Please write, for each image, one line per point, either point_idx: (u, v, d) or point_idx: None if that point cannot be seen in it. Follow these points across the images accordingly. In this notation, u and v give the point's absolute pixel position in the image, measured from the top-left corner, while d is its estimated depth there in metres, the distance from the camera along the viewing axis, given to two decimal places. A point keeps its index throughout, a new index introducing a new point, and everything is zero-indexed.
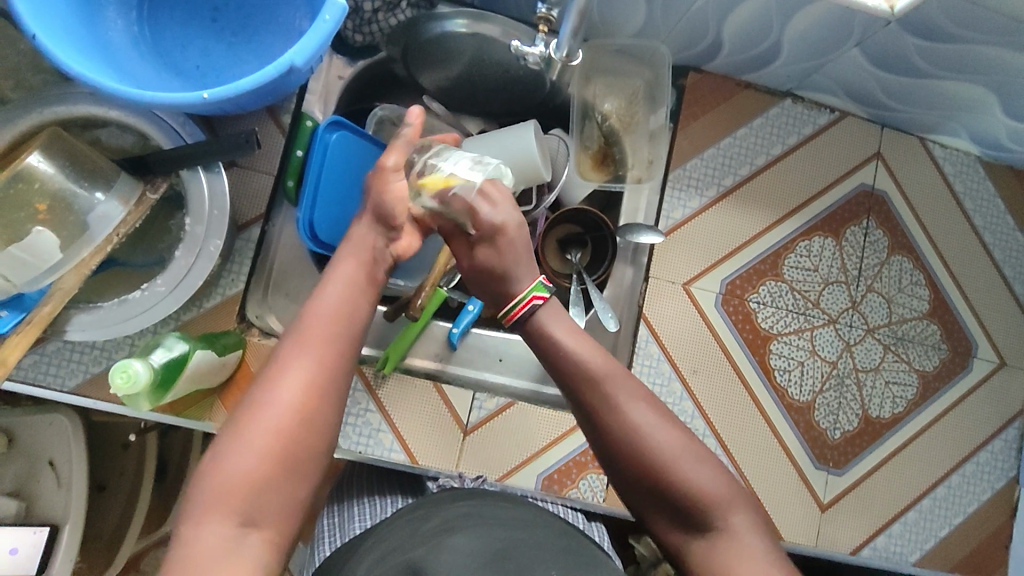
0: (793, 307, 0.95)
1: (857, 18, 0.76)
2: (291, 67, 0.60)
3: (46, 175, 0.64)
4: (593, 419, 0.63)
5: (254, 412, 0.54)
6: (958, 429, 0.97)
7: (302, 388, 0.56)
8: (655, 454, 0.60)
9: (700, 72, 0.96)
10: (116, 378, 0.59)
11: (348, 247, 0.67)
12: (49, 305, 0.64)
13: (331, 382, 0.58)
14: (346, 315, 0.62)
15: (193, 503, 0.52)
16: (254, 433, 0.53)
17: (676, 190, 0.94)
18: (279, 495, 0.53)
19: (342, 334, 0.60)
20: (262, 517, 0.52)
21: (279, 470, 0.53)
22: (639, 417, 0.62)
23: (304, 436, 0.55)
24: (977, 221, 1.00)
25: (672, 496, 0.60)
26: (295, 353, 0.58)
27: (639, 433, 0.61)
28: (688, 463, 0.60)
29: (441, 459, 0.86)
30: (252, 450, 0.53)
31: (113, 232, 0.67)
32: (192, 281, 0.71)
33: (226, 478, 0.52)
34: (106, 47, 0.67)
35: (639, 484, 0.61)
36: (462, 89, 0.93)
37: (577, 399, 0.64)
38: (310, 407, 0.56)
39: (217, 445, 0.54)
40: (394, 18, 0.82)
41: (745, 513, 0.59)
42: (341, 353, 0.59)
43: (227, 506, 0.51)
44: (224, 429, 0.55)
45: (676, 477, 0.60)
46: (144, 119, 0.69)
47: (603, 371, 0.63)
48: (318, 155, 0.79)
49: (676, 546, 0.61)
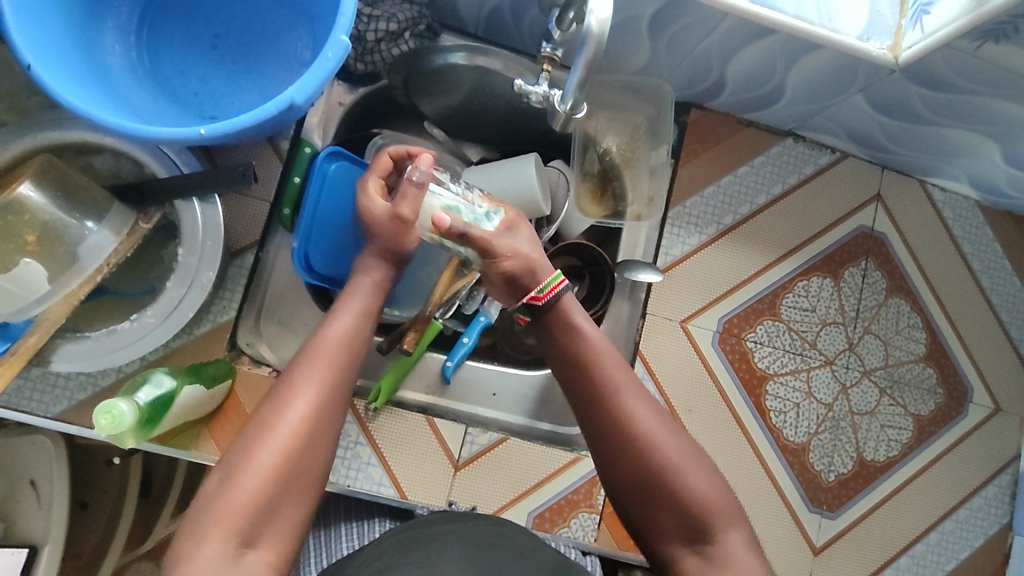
0: (791, 347, 0.94)
1: (861, 64, 0.76)
2: (291, 104, 0.59)
3: (35, 206, 0.62)
4: (602, 417, 0.65)
5: (264, 427, 0.56)
6: (952, 474, 0.97)
7: (310, 410, 0.57)
8: (660, 457, 0.62)
9: (702, 109, 0.95)
10: (100, 419, 0.57)
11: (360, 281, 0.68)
12: (36, 336, 0.62)
13: (336, 405, 0.59)
14: (351, 344, 0.62)
15: (196, 522, 0.52)
16: (261, 450, 0.54)
17: (676, 227, 0.93)
18: (281, 518, 0.54)
19: (349, 359, 0.62)
20: (259, 540, 0.52)
21: (282, 487, 0.54)
22: (648, 419, 0.63)
23: (312, 455, 0.56)
24: (975, 265, 1.00)
25: (671, 502, 0.61)
26: (307, 374, 0.59)
27: (648, 433, 0.63)
28: (691, 471, 0.61)
29: (432, 493, 0.84)
30: (258, 469, 0.53)
31: (103, 263, 0.66)
32: (183, 312, 0.69)
33: (231, 496, 0.52)
34: (103, 74, 0.66)
35: (641, 489, 0.62)
36: (464, 118, 0.92)
37: (588, 396, 0.66)
38: (318, 429, 0.57)
39: (224, 466, 0.54)
40: (396, 49, 0.81)
41: (740, 530, 0.60)
42: (345, 378, 0.61)
43: (228, 526, 0.51)
44: (232, 450, 0.55)
45: (680, 486, 0.60)
46: (139, 146, 0.68)
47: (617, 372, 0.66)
48: (316, 186, 0.78)
49: (671, 559, 0.61)
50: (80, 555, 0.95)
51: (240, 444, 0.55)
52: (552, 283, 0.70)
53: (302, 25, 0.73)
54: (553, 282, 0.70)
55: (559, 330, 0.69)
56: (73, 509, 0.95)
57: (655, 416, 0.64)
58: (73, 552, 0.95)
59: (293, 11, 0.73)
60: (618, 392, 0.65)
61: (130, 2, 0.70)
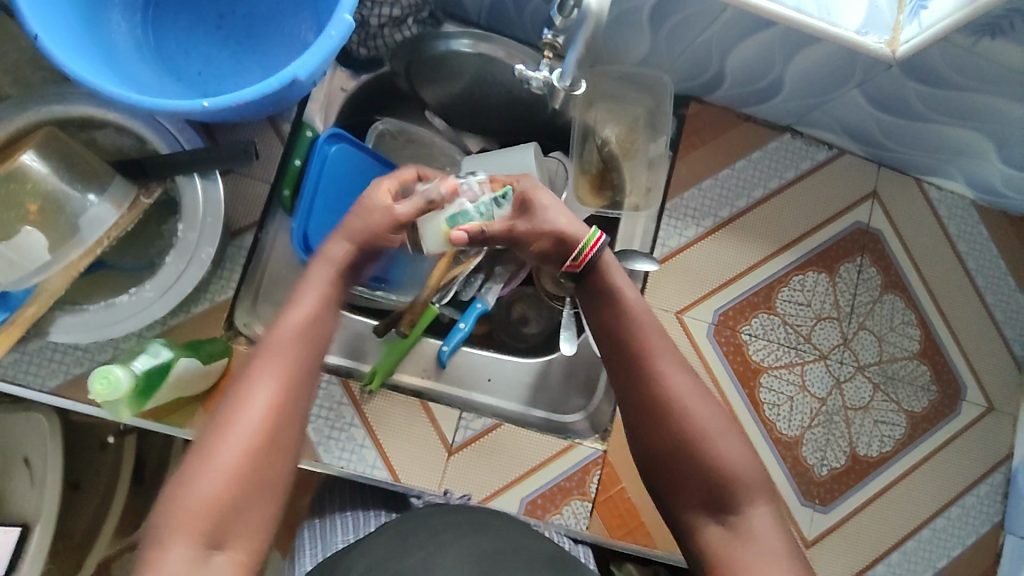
0: (786, 340, 0.95)
1: (858, 58, 0.76)
2: (294, 80, 0.60)
3: (37, 175, 0.62)
4: (636, 381, 0.63)
5: (220, 429, 0.54)
6: (944, 471, 0.97)
7: (270, 403, 0.55)
8: (691, 425, 0.60)
9: (701, 103, 0.96)
10: (96, 384, 0.58)
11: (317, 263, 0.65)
12: (34, 306, 0.63)
13: (297, 397, 0.57)
14: (310, 334, 0.61)
15: (157, 530, 0.51)
16: (221, 450, 0.53)
17: (673, 218, 0.94)
18: (249, 515, 0.53)
19: (308, 350, 0.60)
20: (229, 540, 0.51)
21: (246, 484, 0.53)
22: (682, 386, 0.61)
23: (274, 451, 0.55)
24: (969, 264, 1.01)
25: (699, 471, 0.59)
26: (264, 367, 0.57)
27: (680, 399, 0.61)
28: (723, 440, 0.60)
29: (425, 477, 0.85)
30: (217, 469, 0.52)
31: (103, 236, 0.66)
32: (181, 287, 0.69)
33: (190, 500, 0.51)
34: (108, 49, 0.66)
35: (667, 451, 0.61)
36: (465, 107, 0.93)
37: (624, 357, 0.64)
38: (278, 422, 0.55)
39: (180, 472, 0.53)
40: (399, 34, 0.83)
41: (767, 505, 0.59)
42: (305, 367, 0.59)
43: (190, 532, 0.50)
44: (190, 452, 0.54)
45: (707, 453, 0.59)
46: (142, 122, 0.69)
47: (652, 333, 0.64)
48: (316, 167, 0.78)
49: (691, 527, 0.60)
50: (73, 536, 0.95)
51: (196, 447, 0.54)
52: (588, 245, 0.66)
53: (306, 7, 0.74)
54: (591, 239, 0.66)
55: (597, 289, 0.66)
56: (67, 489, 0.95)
57: (691, 384, 0.62)
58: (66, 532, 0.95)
59: None
60: (654, 357, 0.63)
61: None
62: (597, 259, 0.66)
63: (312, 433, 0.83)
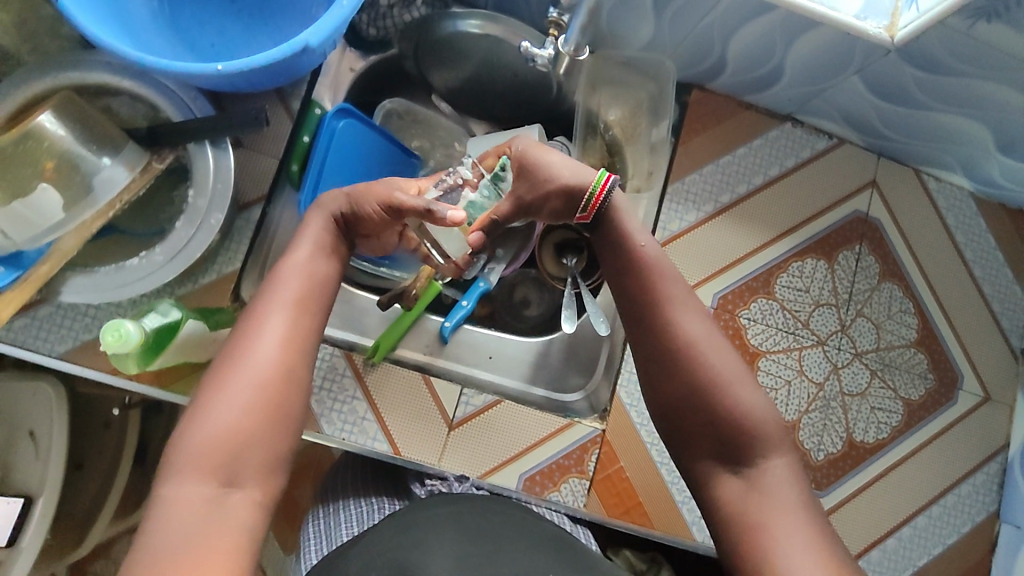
0: (784, 325, 0.96)
1: (857, 44, 0.78)
2: (306, 47, 0.61)
3: (55, 136, 0.64)
4: (653, 327, 0.65)
5: (232, 370, 0.58)
6: (941, 460, 0.98)
7: (279, 345, 0.59)
8: (706, 372, 0.62)
9: (703, 90, 0.98)
10: (107, 336, 0.59)
11: (315, 218, 0.68)
12: (47, 266, 0.66)
13: (304, 341, 0.61)
14: (314, 282, 0.64)
15: (175, 460, 0.54)
16: (233, 387, 0.57)
17: (674, 203, 0.95)
18: (260, 451, 0.56)
19: (315, 297, 0.64)
20: (243, 478, 0.55)
21: (258, 420, 0.56)
22: (697, 333, 0.64)
23: (288, 390, 0.58)
24: (967, 255, 1.02)
25: (715, 417, 0.62)
26: (271, 314, 0.61)
27: (695, 347, 0.63)
28: (737, 388, 0.62)
29: (425, 452, 0.86)
30: (231, 405, 0.56)
31: (115, 197, 0.68)
32: (189, 252, 0.71)
33: (206, 433, 0.55)
34: (126, 18, 0.68)
35: (685, 400, 0.63)
36: (473, 94, 0.93)
37: (640, 306, 0.67)
38: (286, 363, 0.59)
39: (193, 407, 0.57)
40: (408, 15, 0.87)
41: (782, 456, 0.61)
42: (313, 313, 0.63)
43: (208, 466, 0.54)
44: (203, 389, 0.58)
45: (724, 402, 0.62)
46: (156, 91, 0.71)
47: (673, 288, 0.66)
48: (325, 142, 0.80)
49: (704, 472, 0.62)
50: (73, 513, 0.96)
51: (209, 384, 0.58)
52: (598, 188, 0.67)
53: None
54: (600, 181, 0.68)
55: (615, 241, 0.69)
56: (71, 463, 0.96)
57: (706, 331, 0.65)
58: (68, 507, 0.96)
59: None
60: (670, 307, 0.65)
61: None
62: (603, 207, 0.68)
63: (314, 405, 0.85)
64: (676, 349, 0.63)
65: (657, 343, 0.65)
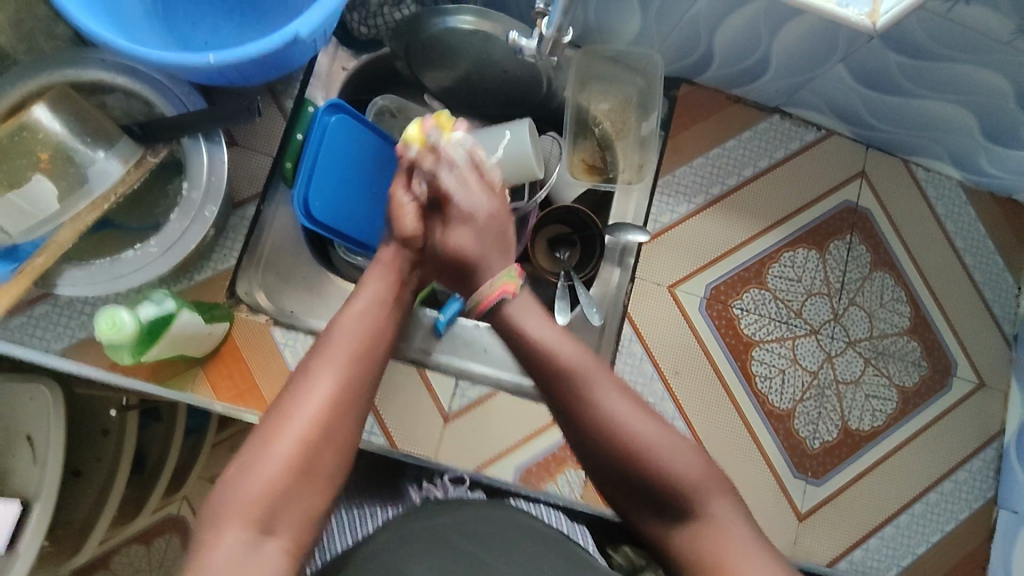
0: (777, 315, 0.96)
1: (840, 31, 0.79)
2: (296, 37, 0.62)
3: (49, 129, 0.65)
4: (569, 413, 0.62)
5: (282, 418, 0.55)
6: (936, 446, 0.98)
7: (329, 399, 0.57)
8: (630, 442, 0.59)
9: (692, 85, 0.99)
10: (102, 323, 0.60)
11: (374, 270, 0.71)
12: (42, 257, 0.66)
13: (356, 396, 0.59)
14: (368, 336, 0.63)
15: (219, 507, 0.52)
16: (281, 438, 0.54)
17: (665, 195, 0.97)
18: (300, 505, 0.53)
19: (368, 353, 0.62)
20: (278, 526, 0.52)
21: (302, 475, 0.54)
22: (613, 406, 0.60)
23: (331, 446, 0.56)
24: (958, 243, 1.02)
25: (652, 485, 0.58)
26: (324, 365, 0.59)
27: (613, 421, 0.60)
28: (663, 448, 0.59)
29: (420, 444, 0.87)
30: (279, 454, 0.53)
31: (110, 190, 0.68)
32: (184, 244, 0.71)
33: (253, 483, 0.52)
34: (119, 15, 0.69)
35: (619, 475, 0.60)
36: (464, 92, 0.95)
37: (551, 392, 0.63)
38: (334, 418, 0.57)
39: (243, 454, 0.55)
40: (398, 14, 0.87)
41: (725, 497, 0.58)
42: (365, 369, 0.61)
43: (245, 515, 0.51)
44: (254, 436, 0.55)
45: (656, 466, 0.58)
46: (151, 88, 0.72)
47: (580, 365, 0.62)
48: (316, 136, 0.80)
49: (658, 538, 0.59)
50: None
51: (259, 431, 0.55)
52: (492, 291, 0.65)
53: None
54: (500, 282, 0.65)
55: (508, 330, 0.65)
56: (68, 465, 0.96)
57: (622, 400, 0.61)
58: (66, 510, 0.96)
59: None
60: (580, 386, 0.61)
61: None
62: (504, 305, 0.65)
63: None
64: (595, 432, 0.60)
65: (577, 427, 0.61)
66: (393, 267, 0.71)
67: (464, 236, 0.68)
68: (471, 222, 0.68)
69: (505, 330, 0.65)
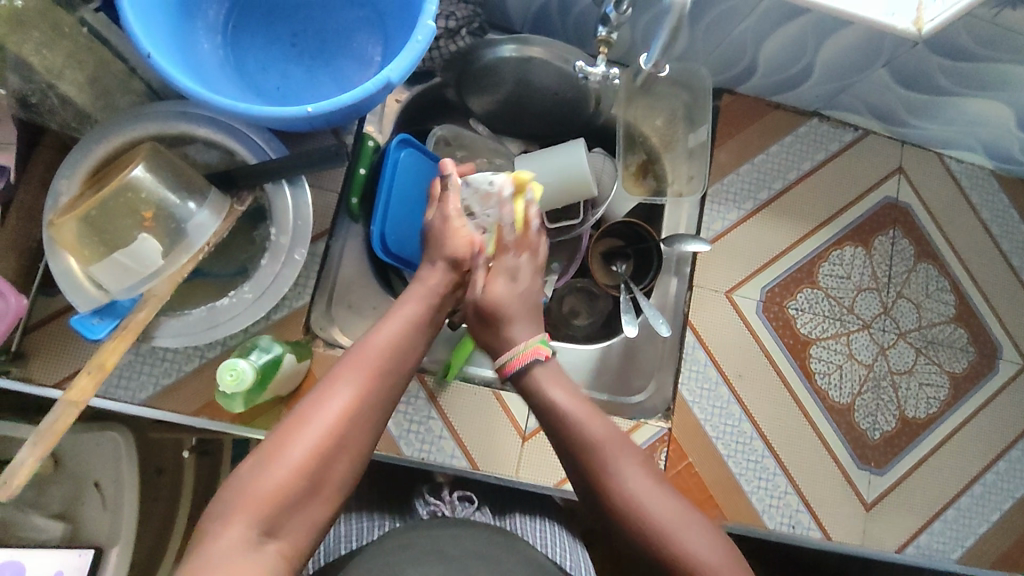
0: (830, 313, 1.00)
1: (887, 39, 0.82)
2: (388, 84, 0.64)
3: (150, 188, 0.66)
4: (591, 491, 0.65)
5: (296, 426, 0.57)
6: (988, 428, 1.01)
7: (346, 414, 0.59)
8: (651, 524, 0.62)
9: (732, 94, 1.02)
10: (224, 376, 0.60)
11: (413, 290, 0.72)
12: (144, 311, 0.66)
13: (371, 411, 0.60)
14: (395, 353, 0.65)
15: (225, 502, 0.54)
16: (294, 447, 0.56)
17: (716, 203, 0.99)
18: (301, 513, 0.55)
19: (390, 369, 0.63)
20: (281, 530, 0.54)
21: (306, 487, 0.55)
22: (635, 486, 0.63)
23: (337, 459, 0.57)
24: (994, 230, 1.06)
25: (671, 568, 0.61)
26: (347, 377, 0.60)
27: (635, 502, 0.63)
28: (685, 531, 0.61)
29: (501, 464, 0.89)
30: (288, 461, 0.55)
31: (207, 240, 0.70)
32: (276, 289, 0.73)
33: (259, 486, 0.54)
34: (200, 68, 0.71)
35: (640, 550, 0.63)
36: (510, 113, 0.97)
37: (577, 469, 0.66)
38: (351, 431, 0.59)
39: (259, 451, 0.57)
40: (453, 45, 0.89)
41: None
42: (384, 384, 0.62)
43: (251, 513, 0.53)
44: (270, 437, 0.57)
45: (672, 550, 0.60)
46: (233, 136, 0.73)
47: (602, 445, 0.65)
48: (389, 172, 0.82)
49: None
50: None
51: (274, 435, 0.57)
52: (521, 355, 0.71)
53: (370, 24, 0.79)
54: (523, 351, 0.71)
55: (541, 406, 0.69)
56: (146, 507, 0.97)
57: (646, 482, 0.64)
58: None
59: (363, 13, 0.79)
60: (604, 467, 0.65)
61: (216, 6, 0.75)
62: (534, 366, 0.71)
63: (392, 428, 0.87)
64: (617, 508, 0.63)
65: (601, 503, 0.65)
66: (436, 289, 0.72)
67: (508, 288, 0.75)
68: (515, 280, 0.76)
69: (535, 400, 0.70)
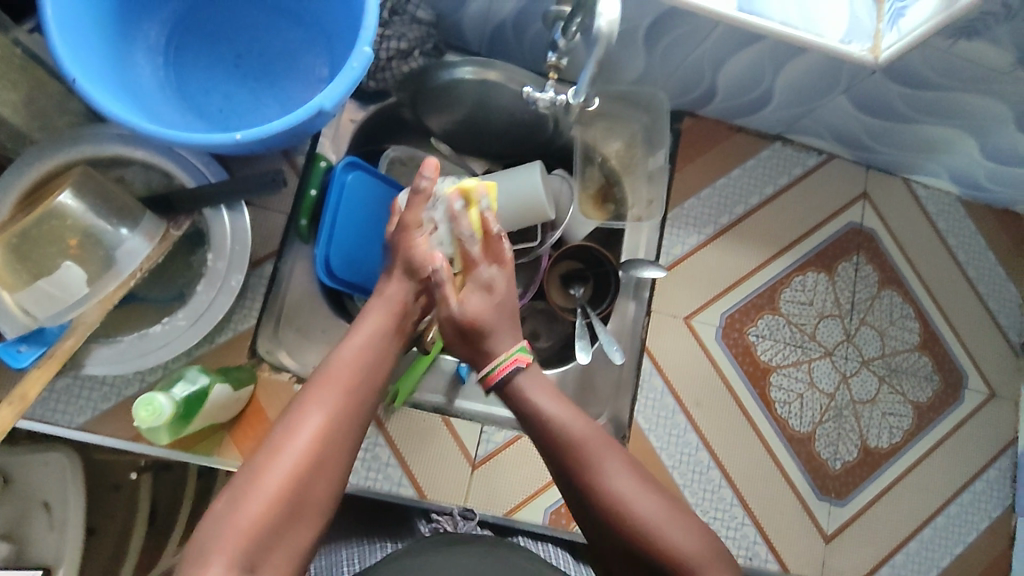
0: (792, 339, 0.98)
1: (845, 66, 0.81)
2: (320, 110, 0.62)
3: (77, 214, 0.65)
4: (577, 490, 0.62)
5: (271, 454, 0.55)
6: (952, 457, 1.00)
7: (317, 435, 0.56)
8: (639, 523, 0.59)
9: (694, 117, 1.01)
10: (141, 411, 0.59)
11: (377, 300, 0.70)
12: (72, 339, 0.65)
13: (345, 432, 0.59)
14: (362, 372, 0.63)
15: (200, 543, 0.51)
16: (270, 476, 0.53)
17: (675, 228, 0.98)
18: (283, 544, 0.53)
19: (361, 388, 0.62)
20: (262, 564, 0.51)
21: (284, 515, 0.53)
22: (622, 484, 0.61)
23: (314, 481, 0.55)
24: (960, 256, 1.04)
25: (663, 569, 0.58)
26: (317, 399, 0.59)
27: (620, 502, 0.60)
28: (671, 524, 0.59)
29: (450, 492, 0.87)
30: (264, 490, 0.53)
31: (137, 266, 0.69)
32: (210, 316, 0.72)
33: (234, 521, 0.51)
34: (137, 92, 0.69)
35: (628, 554, 0.60)
36: (466, 134, 0.96)
37: (559, 468, 0.63)
38: (328, 452, 0.57)
39: (231, 488, 0.54)
40: (406, 66, 0.86)
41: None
42: (357, 404, 0.61)
43: (232, 549, 0.50)
44: (242, 473, 0.55)
45: (660, 547, 0.58)
46: (171, 159, 0.72)
47: (585, 443, 0.63)
48: (335, 196, 0.81)
49: None
50: None
51: (249, 465, 0.55)
52: (505, 363, 0.68)
53: (316, 44, 0.78)
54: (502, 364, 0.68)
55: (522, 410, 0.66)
56: None
57: (631, 480, 0.61)
58: None
59: (309, 33, 0.78)
60: (587, 467, 0.62)
61: (157, 27, 0.74)
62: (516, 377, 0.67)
63: None
64: (604, 507, 0.60)
65: (585, 502, 0.62)
66: (398, 299, 0.70)
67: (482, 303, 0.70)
68: (490, 294, 0.71)
69: (518, 407, 0.67)
